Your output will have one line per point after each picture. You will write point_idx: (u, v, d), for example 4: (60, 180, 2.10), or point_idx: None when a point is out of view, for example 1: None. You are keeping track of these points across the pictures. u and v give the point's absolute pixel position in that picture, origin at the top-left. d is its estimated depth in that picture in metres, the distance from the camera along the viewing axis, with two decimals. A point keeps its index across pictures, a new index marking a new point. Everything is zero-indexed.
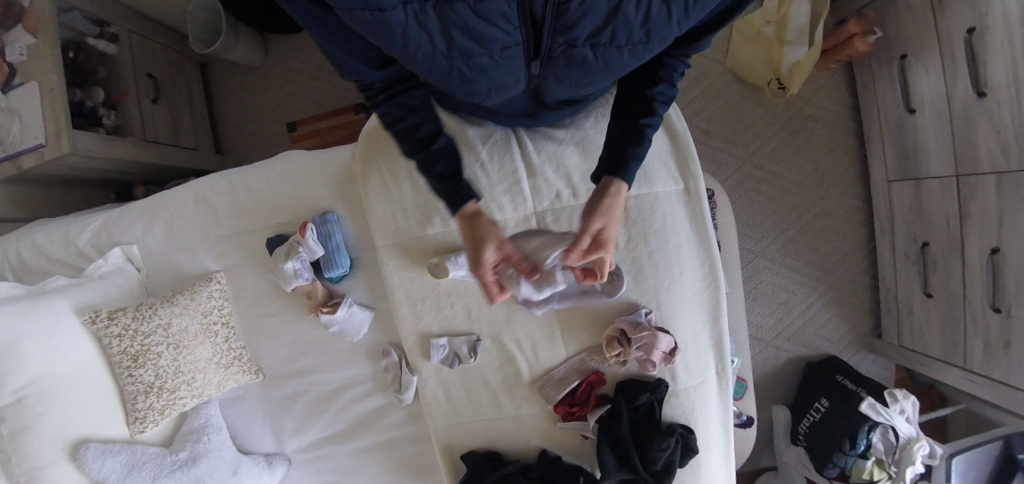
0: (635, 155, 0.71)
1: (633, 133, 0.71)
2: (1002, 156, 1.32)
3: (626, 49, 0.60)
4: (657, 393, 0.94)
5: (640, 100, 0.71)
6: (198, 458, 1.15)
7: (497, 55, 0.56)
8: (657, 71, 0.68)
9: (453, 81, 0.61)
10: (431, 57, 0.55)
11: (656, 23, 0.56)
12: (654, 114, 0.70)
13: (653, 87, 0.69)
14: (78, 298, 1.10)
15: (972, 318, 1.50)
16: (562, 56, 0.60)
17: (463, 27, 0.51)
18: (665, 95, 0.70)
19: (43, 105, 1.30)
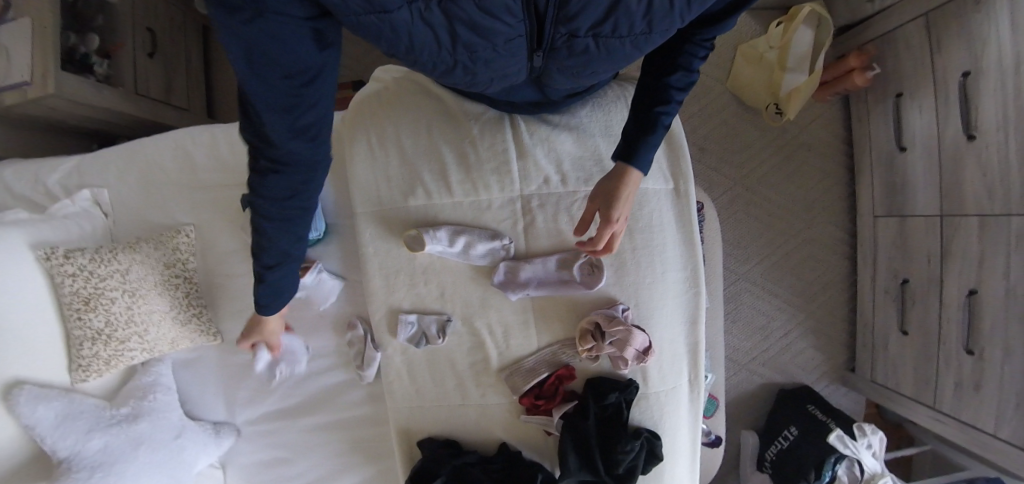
0: (648, 143, 0.68)
1: (648, 123, 0.66)
2: (987, 199, 1.34)
3: (628, 40, 0.58)
4: (626, 393, 0.91)
5: (654, 88, 0.67)
6: (140, 414, 1.10)
7: (501, 47, 0.53)
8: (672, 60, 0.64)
9: (456, 73, 0.59)
10: (434, 52, 0.52)
11: (659, 14, 0.53)
12: (668, 103, 0.66)
13: (669, 74, 0.65)
14: (35, 233, 1.05)
15: (945, 358, 1.50)
16: (564, 47, 0.58)
17: (467, 23, 0.48)
18: (683, 81, 0.65)
19: (30, 41, 1.26)
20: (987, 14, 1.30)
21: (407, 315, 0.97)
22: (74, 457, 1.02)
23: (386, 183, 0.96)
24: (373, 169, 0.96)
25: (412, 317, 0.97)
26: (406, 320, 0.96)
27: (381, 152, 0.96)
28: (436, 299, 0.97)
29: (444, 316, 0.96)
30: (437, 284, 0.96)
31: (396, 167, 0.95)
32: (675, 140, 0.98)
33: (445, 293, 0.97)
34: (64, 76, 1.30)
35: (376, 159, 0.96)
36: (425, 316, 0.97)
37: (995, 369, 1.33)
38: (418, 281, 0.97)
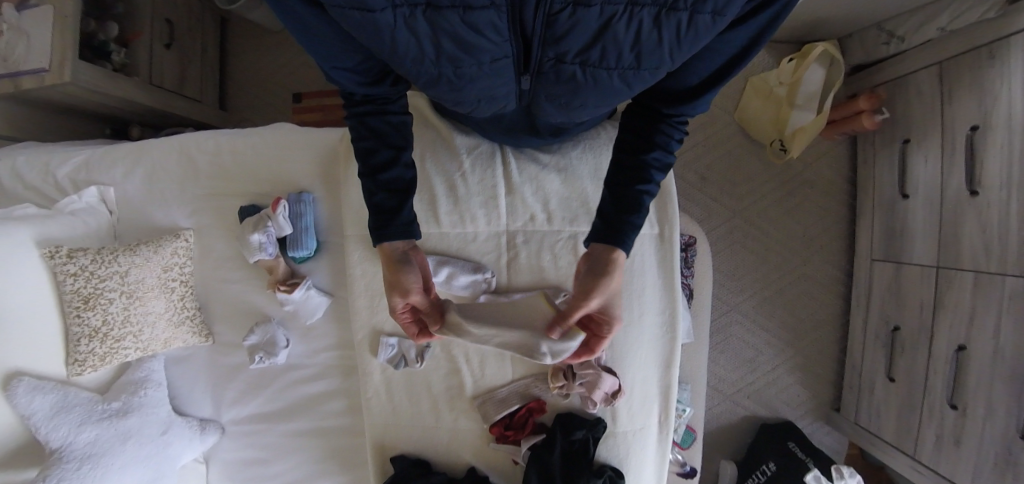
0: (631, 224, 0.70)
1: (628, 203, 0.69)
2: (984, 257, 1.32)
3: (616, 72, 0.57)
4: (593, 431, 0.95)
5: (634, 167, 0.69)
6: (130, 410, 1.15)
7: (486, 65, 0.55)
8: (652, 137, 0.67)
9: (441, 88, 0.61)
10: (418, 61, 0.55)
11: (647, 48, 0.52)
12: (649, 182, 0.69)
13: (647, 153, 0.68)
14: (42, 231, 1.11)
15: (929, 410, 1.50)
16: (552, 72, 0.58)
17: (452, 36, 0.50)
18: (660, 162, 0.69)
19: (51, 29, 1.30)
20: (1000, 68, 1.28)
21: (387, 338, 1.04)
22: (65, 448, 1.07)
23: None
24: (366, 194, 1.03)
25: (393, 340, 1.05)
26: (387, 342, 1.04)
27: None
28: None
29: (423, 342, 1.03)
30: None
31: None
32: (664, 185, 1.00)
33: None
34: (82, 66, 1.35)
35: None
36: (405, 340, 1.04)
37: (977, 426, 1.33)
38: None
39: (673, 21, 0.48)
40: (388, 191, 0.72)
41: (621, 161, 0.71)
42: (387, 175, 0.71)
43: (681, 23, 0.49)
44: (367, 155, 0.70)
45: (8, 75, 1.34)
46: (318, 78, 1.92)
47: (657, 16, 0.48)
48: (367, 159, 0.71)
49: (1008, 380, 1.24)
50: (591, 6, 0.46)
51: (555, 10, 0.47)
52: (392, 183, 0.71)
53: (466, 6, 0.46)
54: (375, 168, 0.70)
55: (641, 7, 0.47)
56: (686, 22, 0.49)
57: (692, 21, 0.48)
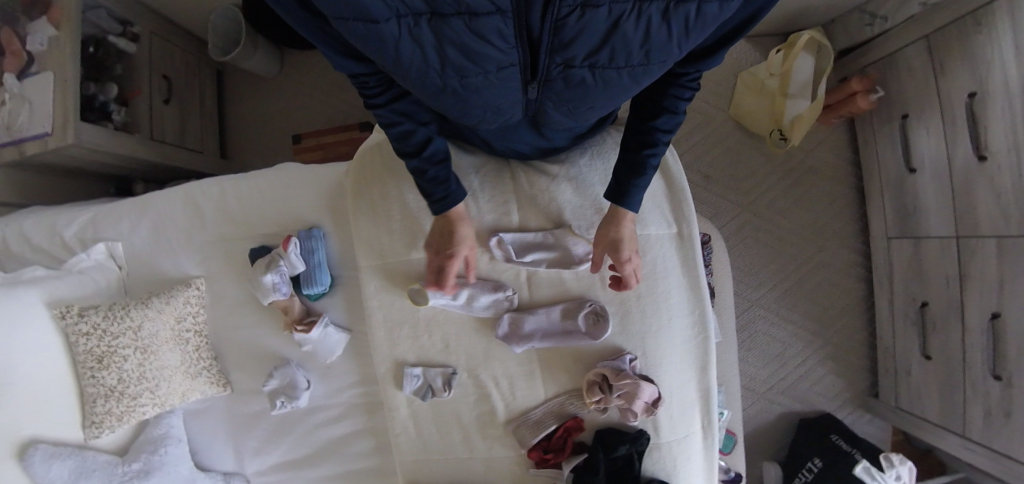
0: (635, 186, 0.73)
1: (635, 165, 0.71)
2: (1002, 220, 1.30)
3: (625, 71, 0.56)
4: (636, 445, 0.91)
5: (641, 130, 0.70)
6: (151, 470, 1.11)
7: (493, 74, 0.54)
8: (660, 101, 0.66)
9: (447, 99, 0.60)
10: (423, 71, 0.54)
11: (656, 43, 0.51)
12: (656, 145, 0.69)
13: (654, 118, 0.67)
14: (52, 291, 1.09)
15: (971, 385, 1.44)
16: (560, 78, 0.57)
17: (457, 44, 0.49)
18: (669, 123, 0.68)
19: (51, 94, 1.32)
20: (989, 33, 1.28)
21: (411, 369, 1.01)
22: None
23: (388, 237, 1.00)
24: (377, 223, 1.01)
25: (418, 370, 1.01)
26: (411, 373, 1.01)
27: (384, 206, 1.00)
28: (440, 352, 1.01)
29: (448, 369, 1.00)
30: (441, 335, 1.01)
31: (398, 219, 0.99)
32: (675, 184, 0.98)
33: (449, 345, 1.01)
34: (83, 127, 1.35)
35: (379, 214, 1.00)
36: (430, 370, 1.01)
37: None
38: (422, 335, 1.02)
39: (681, 14, 0.47)
40: (436, 164, 0.73)
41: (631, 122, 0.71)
42: (431, 149, 0.71)
43: (689, 16, 0.47)
44: (403, 139, 0.69)
45: (11, 142, 1.35)
46: (314, 119, 1.94)
47: (665, 10, 0.47)
48: (405, 143, 0.69)
49: None
50: (599, 7, 0.44)
51: (563, 15, 0.46)
52: (436, 155, 0.73)
53: (470, 14, 0.45)
54: (417, 147, 0.70)
55: (650, 3, 0.46)
56: (694, 13, 0.47)
57: (701, 11, 0.47)
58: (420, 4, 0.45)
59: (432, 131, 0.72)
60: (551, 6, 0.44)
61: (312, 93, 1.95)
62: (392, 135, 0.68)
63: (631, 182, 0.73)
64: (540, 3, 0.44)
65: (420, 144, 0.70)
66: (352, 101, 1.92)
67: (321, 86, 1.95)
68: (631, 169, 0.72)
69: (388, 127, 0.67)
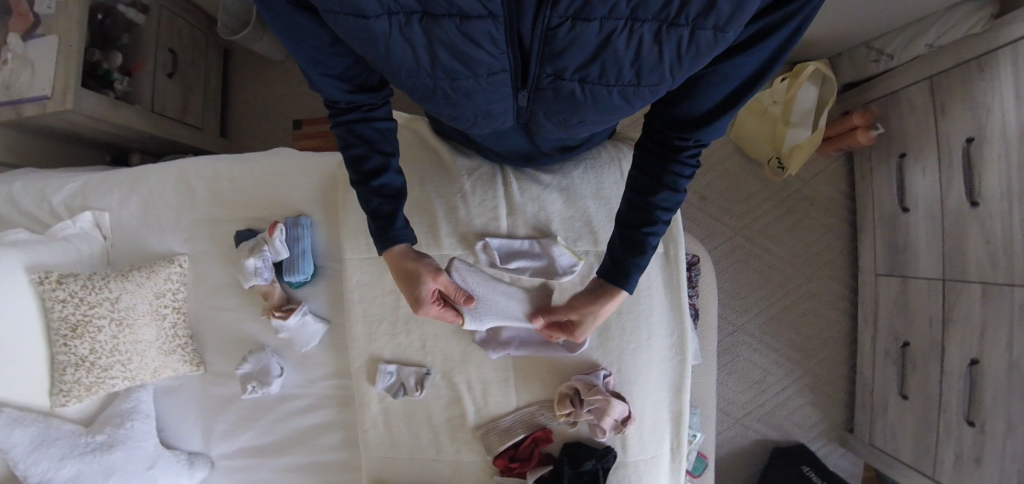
0: (636, 265, 0.69)
1: (634, 244, 0.67)
2: (990, 268, 1.30)
3: (616, 89, 0.56)
4: (603, 461, 0.92)
5: (642, 207, 0.67)
6: (115, 443, 1.11)
7: (483, 79, 0.55)
8: (660, 178, 0.64)
9: (437, 100, 0.60)
10: (414, 71, 0.54)
11: (648, 64, 0.51)
12: (656, 224, 0.66)
13: (655, 195, 0.65)
14: (33, 257, 1.09)
15: (946, 428, 1.45)
16: (550, 89, 0.57)
17: (448, 46, 0.49)
18: (669, 201, 0.66)
19: (55, 59, 1.31)
20: (992, 81, 1.28)
21: (386, 365, 1.01)
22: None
23: None
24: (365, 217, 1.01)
25: (392, 367, 1.01)
26: (385, 370, 1.00)
27: None
28: (416, 351, 1.02)
29: (422, 369, 1.00)
30: (419, 335, 1.01)
31: None
32: None
33: (427, 345, 1.01)
34: (83, 94, 1.35)
35: None
36: (405, 368, 1.01)
37: (997, 443, 1.28)
38: (400, 333, 1.02)
39: (674, 38, 0.47)
40: (383, 196, 0.70)
41: (629, 199, 0.69)
42: (380, 182, 0.68)
43: (682, 40, 0.48)
44: (357, 162, 0.68)
45: (9, 102, 1.34)
46: (318, 106, 1.94)
47: (657, 31, 0.47)
48: (359, 167, 0.68)
49: None
50: (590, 21, 0.46)
51: (554, 25, 0.47)
52: (385, 189, 0.70)
53: (462, 16, 0.46)
54: (366, 174, 0.68)
55: (643, 23, 0.46)
56: (687, 39, 0.47)
57: (693, 38, 0.47)
58: (413, 3, 0.45)
59: (393, 166, 0.70)
60: (543, 14, 0.45)
61: None
62: (347, 157, 0.68)
63: None
64: (532, 10, 0.45)
65: (371, 171, 0.68)
66: None
67: None
68: (631, 248, 0.68)
69: (343, 147, 0.67)
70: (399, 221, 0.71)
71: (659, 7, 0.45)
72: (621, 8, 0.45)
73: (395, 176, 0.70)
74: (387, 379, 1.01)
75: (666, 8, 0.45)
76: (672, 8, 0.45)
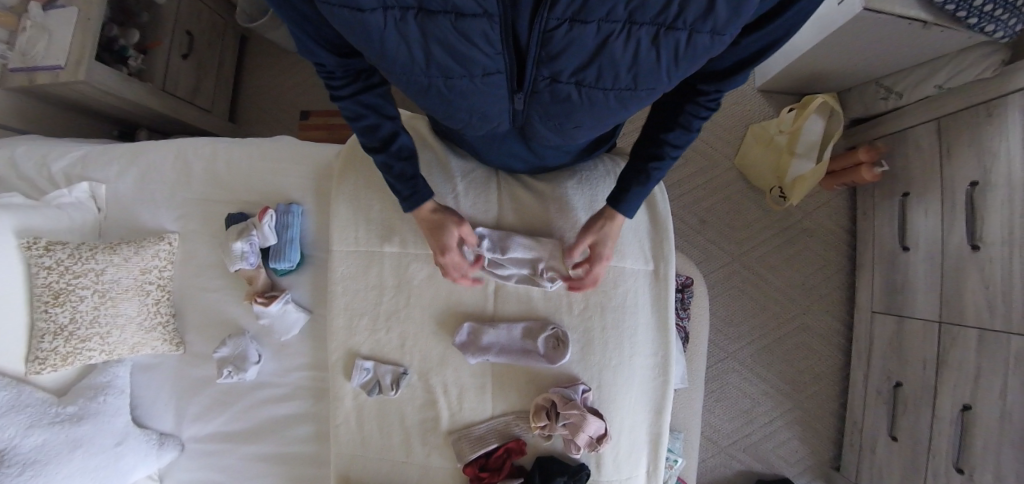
0: (635, 194, 0.73)
1: (637, 174, 0.71)
2: (988, 313, 1.28)
3: (612, 93, 0.55)
4: (574, 478, 0.90)
5: (653, 141, 0.68)
6: (85, 417, 1.10)
7: (478, 79, 0.54)
8: (675, 117, 0.64)
9: (432, 99, 0.60)
10: (409, 69, 0.54)
11: (645, 67, 0.51)
12: (663, 159, 0.68)
13: (669, 131, 0.65)
14: (24, 221, 1.09)
15: (933, 474, 1.41)
16: (546, 92, 0.57)
17: (443, 44, 0.49)
18: (681, 139, 0.65)
19: (73, 30, 1.33)
20: (1000, 126, 1.28)
21: (363, 361, 1.00)
22: (8, 451, 1.01)
23: (365, 225, 1.00)
24: (356, 210, 1.01)
25: (369, 363, 1.00)
26: (361, 366, 0.99)
27: (366, 195, 1.01)
28: (395, 349, 1.01)
29: (400, 368, 0.99)
30: (399, 333, 1.00)
31: (377, 210, 1.00)
32: (659, 220, 0.99)
33: (406, 344, 1.00)
34: (96, 67, 1.36)
35: (360, 201, 1.01)
36: (382, 366, 1.00)
37: None
38: (380, 329, 1.01)
39: (671, 42, 0.47)
40: (404, 159, 0.72)
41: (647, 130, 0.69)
42: (398, 145, 0.70)
43: (679, 44, 0.48)
44: (368, 132, 0.67)
45: (24, 70, 1.36)
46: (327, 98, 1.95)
47: (654, 35, 0.47)
48: (372, 136, 0.68)
49: (1019, 446, 1.17)
50: (587, 23, 0.46)
51: (551, 26, 0.47)
52: (403, 151, 0.71)
53: (458, 13, 0.46)
54: (383, 141, 0.69)
55: (640, 27, 0.46)
56: (685, 43, 0.47)
57: (690, 41, 0.47)
58: None
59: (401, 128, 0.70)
60: (540, 16, 0.45)
61: None
62: (359, 128, 0.67)
63: (631, 189, 0.73)
64: (530, 10, 0.45)
65: (386, 137, 0.68)
66: None
67: None
68: (635, 178, 0.71)
69: (353, 120, 0.65)
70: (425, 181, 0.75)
71: (657, 12, 0.45)
72: (618, 12, 0.45)
73: (406, 137, 0.71)
74: (362, 376, 1.00)
75: (664, 12, 0.45)
76: (670, 13, 0.45)
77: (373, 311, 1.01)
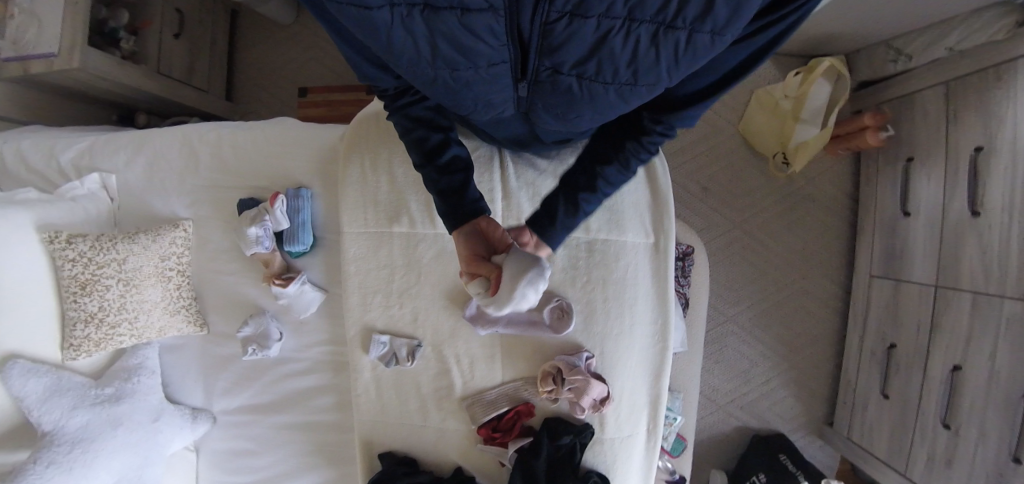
0: (566, 224, 0.76)
1: (571, 205, 0.73)
2: (983, 278, 1.31)
3: (613, 86, 0.57)
4: (581, 437, 0.97)
5: (588, 174, 0.72)
6: (122, 396, 1.17)
7: (483, 69, 0.56)
8: (616, 151, 0.69)
9: (438, 89, 0.62)
10: (415, 61, 0.56)
11: (644, 64, 0.52)
12: (593, 194, 0.72)
13: (605, 166, 0.70)
14: (42, 215, 1.13)
15: (922, 429, 1.49)
16: (549, 81, 0.58)
17: (450, 38, 0.51)
18: (616, 176, 0.71)
19: (62, 15, 1.32)
20: (1007, 91, 1.26)
21: (379, 336, 1.05)
22: (56, 431, 1.07)
23: (373, 208, 1.04)
24: (363, 191, 1.04)
25: (384, 337, 1.06)
26: (378, 340, 1.05)
27: (372, 176, 1.03)
28: (408, 323, 1.06)
29: (414, 341, 1.05)
30: (411, 308, 1.05)
31: (385, 192, 1.03)
32: (660, 195, 1.02)
33: (418, 318, 1.05)
34: (89, 51, 1.36)
35: (366, 183, 1.04)
36: (397, 339, 1.05)
37: (969, 448, 1.32)
38: (393, 305, 1.06)
39: (670, 41, 0.49)
40: (452, 171, 0.70)
41: (586, 160, 0.73)
42: (446, 157, 0.70)
43: (679, 43, 0.49)
44: (419, 143, 0.70)
45: (18, 58, 1.36)
46: (326, 72, 1.93)
47: (655, 33, 0.48)
48: (422, 147, 0.70)
49: (1004, 405, 1.23)
50: (588, 18, 0.47)
51: (553, 18, 0.48)
52: (453, 164, 0.71)
53: (463, 10, 0.47)
54: (431, 154, 0.70)
55: (640, 24, 0.47)
56: (684, 43, 0.49)
57: (690, 41, 0.48)
58: None
59: (453, 140, 0.72)
60: (541, 9, 0.47)
61: (325, 46, 1.93)
62: (409, 140, 0.71)
63: (556, 227, 0.75)
64: (532, 2, 0.46)
65: (434, 149, 0.70)
66: None
67: None
68: (565, 210, 0.74)
69: (404, 132, 0.70)
70: (471, 193, 0.70)
71: (656, 10, 0.46)
72: (618, 8, 0.46)
73: (458, 148, 0.72)
74: (379, 349, 1.06)
75: (663, 11, 0.46)
76: (669, 12, 0.46)
77: (384, 288, 1.06)
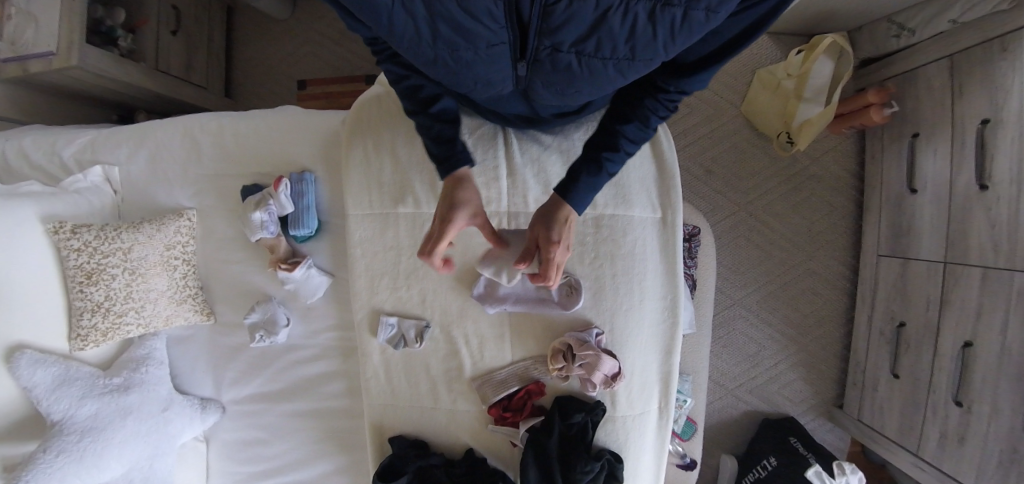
0: (586, 187, 0.70)
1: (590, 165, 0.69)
2: (992, 253, 1.30)
3: (611, 63, 0.56)
4: (592, 415, 0.96)
5: (609, 132, 0.67)
6: (130, 386, 1.16)
7: (482, 51, 0.55)
8: (633, 109, 0.65)
9: (438, 69, 0.61)
10: (415, 42, 0.55)
11: (642, 41, 0.51)
12: (616, 151, 0.67)
13: (624, 123, 0.66)
14: (47, 207, 1.12)
15: (932, 407, 1.48)
16: (548, 61, 0.57)
17: (449, 19, 0.50)
18: (637, 134, 0.66)
19: (59, 13, 1.31)
20: (1012, 62, 1.25)
21: (387, 318, 1.05)
22: (65, 420, 1.07)
23: (378, 190, 1.03)
24: (367, 175, 1.03)
25: (393, 319, 1.05)
26: (386, 322, 1.04)
27: (376, 159, 1.03)
28: (416, 305, 1.06)
29: (422, 322, 1.04)
30: (419, 290, 1.05)
31: (389, 174, 1.03)
32: (666, 170, 1.01)
33: (426, 300, 1.05)
34: (87, 49, 1.35)
35: (370, 166, 1.03)
36: (405, 320, 1.05)
37: (982, 424, 1.31)
38: (400, 287, 1.05)
39: (667, 17, 0.48)
40: (445, 123, 0.72)
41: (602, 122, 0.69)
42: (439, 107, 0.71)
43: (675, 20, 0.48)
44: (413, 91, 0.70)
45: (16, 59, 1.36)
46: (324, 66, 1.93)
47: (652, 11, 0.48)
48: (415, 96, 0.71)
49: (1016, 379, 1.21)
50: None
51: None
52: (444, 115, 0.72)
53: None
54: (424, 103, 0.71)
55: (637, 1, 0.47)
56: (680, 19, 0.48)
57: (686, 18, 0.48)
58: None
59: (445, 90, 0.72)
60: None
61: (323, 39, 1.93)
62: (402, 88, 0.70)
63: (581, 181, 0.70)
64: None
65: (426, 99, 0.70)
66: (363, 51, 1.91)
67: (332, 32, 1.92)
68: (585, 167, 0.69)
69: (396, 80, 0.69)
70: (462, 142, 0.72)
71: None
72: None
73: (450, 101, 0.72)
74: (387, 331, 1.05)
75: None
76: None
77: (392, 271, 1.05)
